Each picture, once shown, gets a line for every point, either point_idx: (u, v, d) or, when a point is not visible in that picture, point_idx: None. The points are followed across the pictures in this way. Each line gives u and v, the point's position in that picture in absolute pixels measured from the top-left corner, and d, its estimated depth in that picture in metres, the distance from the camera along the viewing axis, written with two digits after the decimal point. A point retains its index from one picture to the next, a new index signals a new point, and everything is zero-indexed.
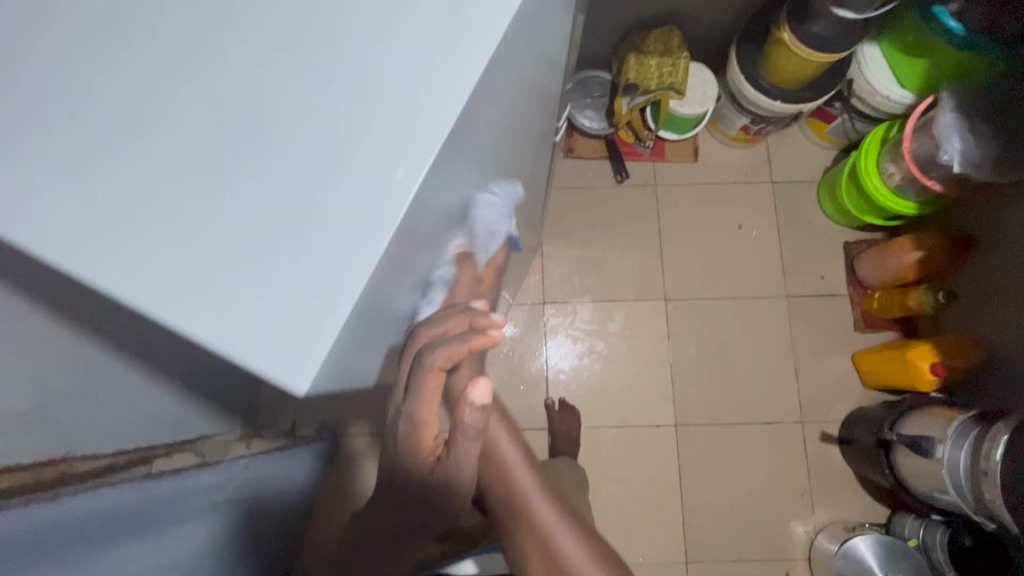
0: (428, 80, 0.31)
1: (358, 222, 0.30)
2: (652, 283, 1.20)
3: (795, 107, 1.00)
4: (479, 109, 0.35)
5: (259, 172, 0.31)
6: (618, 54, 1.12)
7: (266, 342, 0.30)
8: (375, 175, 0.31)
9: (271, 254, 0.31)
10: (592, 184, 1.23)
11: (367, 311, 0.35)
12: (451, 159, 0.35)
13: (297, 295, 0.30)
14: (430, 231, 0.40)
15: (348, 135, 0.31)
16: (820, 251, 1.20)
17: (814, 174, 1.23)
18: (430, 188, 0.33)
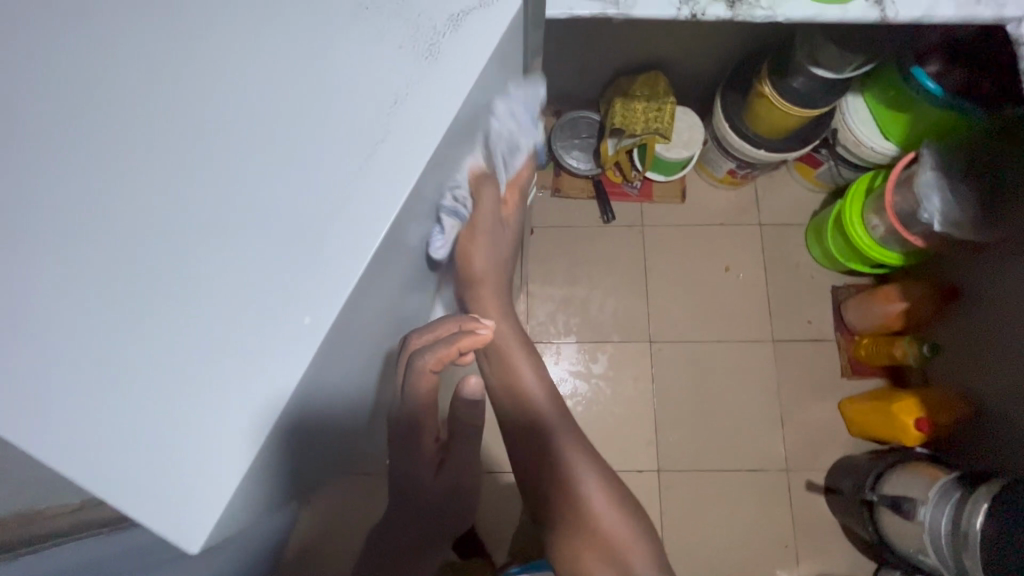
0: (338, 238, 0.37)
1: (321, 281, 0.37)
2: (637, 324, 1.19)
3: (780, 156, 1.00)
4: (387, 252, 0.41)
5: (184, 320, 0.36)
6: (605, 96, 1.12)
7: (182, 476, 0.34)
8: (287, 323, 0.36)
9: (188, 397, 0.35)
10: (578, 223, 1.23)
11: (281, 438, 0.39)
12: (361, 299, 0.41)
13: (265, 345, 0.36)
14: (346, 356, 0.45)
15: (263, 288, 0.36)
16: (807, 295, 1.19)
17: (801, 217, 1.22)
18: (339, 328, 0.39)
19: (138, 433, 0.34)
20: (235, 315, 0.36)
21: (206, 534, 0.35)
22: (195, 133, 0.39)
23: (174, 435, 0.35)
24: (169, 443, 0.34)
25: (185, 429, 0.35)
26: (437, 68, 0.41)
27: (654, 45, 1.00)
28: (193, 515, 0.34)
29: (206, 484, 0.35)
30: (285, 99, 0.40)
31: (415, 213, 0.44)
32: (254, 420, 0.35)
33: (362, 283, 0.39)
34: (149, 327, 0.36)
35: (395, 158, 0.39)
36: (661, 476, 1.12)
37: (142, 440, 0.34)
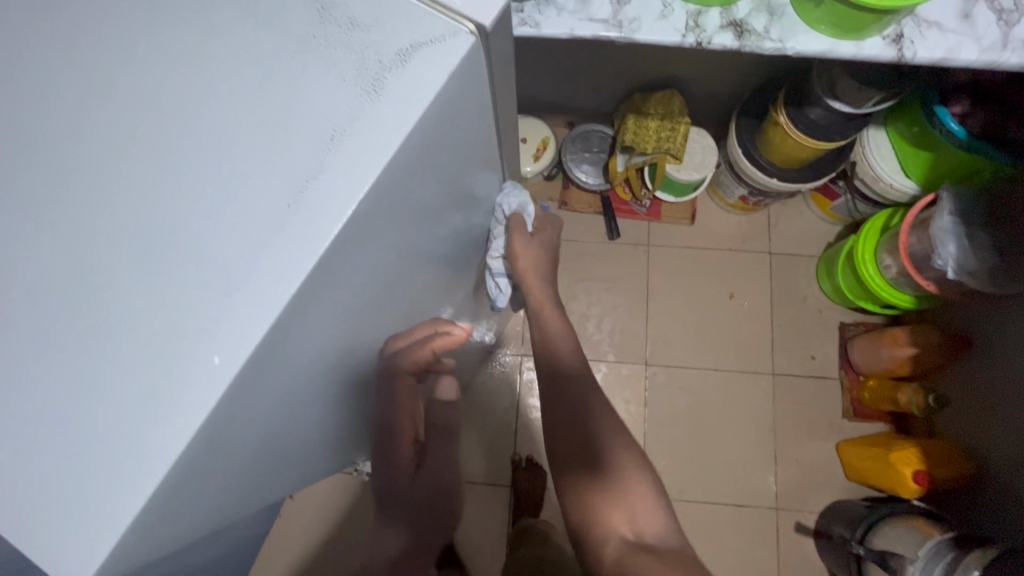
0: (266, 261, 0.30)
1: (230, 320, 0.29)
2: (634, 345, 1.17)
3: (792, 187, 0.97)
4: (332, 275, 0.33)
5: (80, 347, 0.30)
6: (618, 112, 1.10)
7: (55, 533, 0.29)
8: (191, 361, 0.29)
9: (74, 441, 0.29)
10: (583, 238, 1.21)
11: (189, 487, 0.32)
12: (297, 331, 0.33)
13: (155, 393, 0.29)
14: (287, 391, 0.37)
15: (170, 315, 0.30)
16: (813, 330, 1.16)
17: (814, 249, 1.19)
18: (261, 369, 0.32)
19: (18, 476, 0.29)
20: (135, 346, 0.30)
21: None
22: (113, 130, 0.33)
23: (54, 484, 0.29)
24: (48, 490, 0.29)
25: (66, 477, 0.29)
26: (380, 102, 0.32)
27: (671, 64, 0.98)
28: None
29: (81, 547, 0.28)
30: (229, 87, 0.33)
31: (378, 229, 0.36)
32: (133, 486, 0.28)
33: (292, 316, 0.31)
34: (42, 352, 0.30)
35: (346, 167, 0.31)
36: None
37: (22, 485, 0.29)
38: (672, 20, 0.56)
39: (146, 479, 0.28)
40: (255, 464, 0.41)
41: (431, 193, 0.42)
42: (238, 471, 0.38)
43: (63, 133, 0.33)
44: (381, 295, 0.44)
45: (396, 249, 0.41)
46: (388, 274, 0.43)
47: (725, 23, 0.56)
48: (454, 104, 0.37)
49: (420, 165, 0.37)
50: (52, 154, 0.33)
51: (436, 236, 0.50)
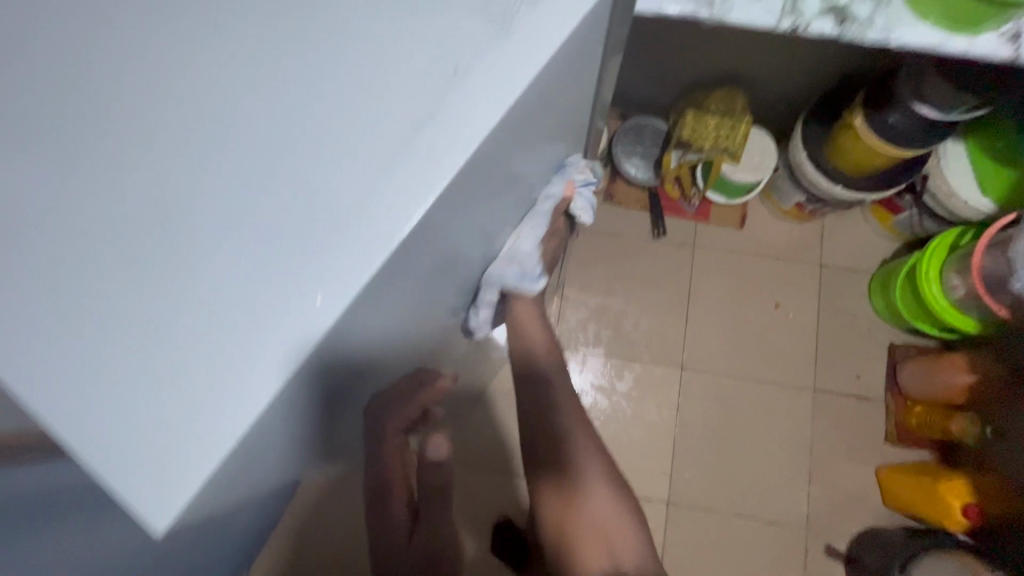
0: (369, 207, 0.31)
1: (342, 253, 0.31)
2: (671, 348, 1.14)
3: (856, 196, 0.93)
4: (423, 232, 0.35)
5: (179, 270, 0.30)
6: (676, 106, 1.06)
7: (138, 470, 0.28)
8: (294, 300, 0.30)
9: (161, 373, 0.29)
10: (626, 234, 1.18)
11: (262, 432, 0.33)
12: (385, 282, 0.35)
13: (263, 315, 0.30)
14: (354, 343, 0.38)
15: (274, 254, 0.31)
16: (860, 348, 1.11)
17: (869, 264, 1.14)
18: (360, 305, 0.33)
19: (105, 398, 0.29)
20: (241, 272, 0.30)
21: (171, 514, 0.29)
22: (217, 61, 0.32)
23: (139, 418, 0.29)
24: (134, 409, 0.29)
25: (152, 409, 0.29)
26: (497, 50, 0.33)
27: (739, 57, 0.94)
28: (146, 516, 0.29)
29: (169, 479, 0.29)
30: (343, 16, 0.33)
31: (465, 191, 0.37)
32: (233, 405, 0.29)
33: (390, 264, 0.33)
34: (134, 285, 0.30)
35: (455, 122, 0.32)
36: (669, 508, 1.07)
37: (103, 418, 0.29)
38: (767, 2, 0.53)
39: (245, 405, 0.29)
40: (302, 420, 0.40)
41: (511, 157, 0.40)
42: (291, 423, 0.38)
43: (161, 63, 0.32)
44: (442, 263, 0.43)
45: (469, 219, 0.42)
46: (455, 244, 0.43)
47: (826, 8, 0.53)
48: (562, 67, 0.38)
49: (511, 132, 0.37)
50: (151, 82, 0.32)
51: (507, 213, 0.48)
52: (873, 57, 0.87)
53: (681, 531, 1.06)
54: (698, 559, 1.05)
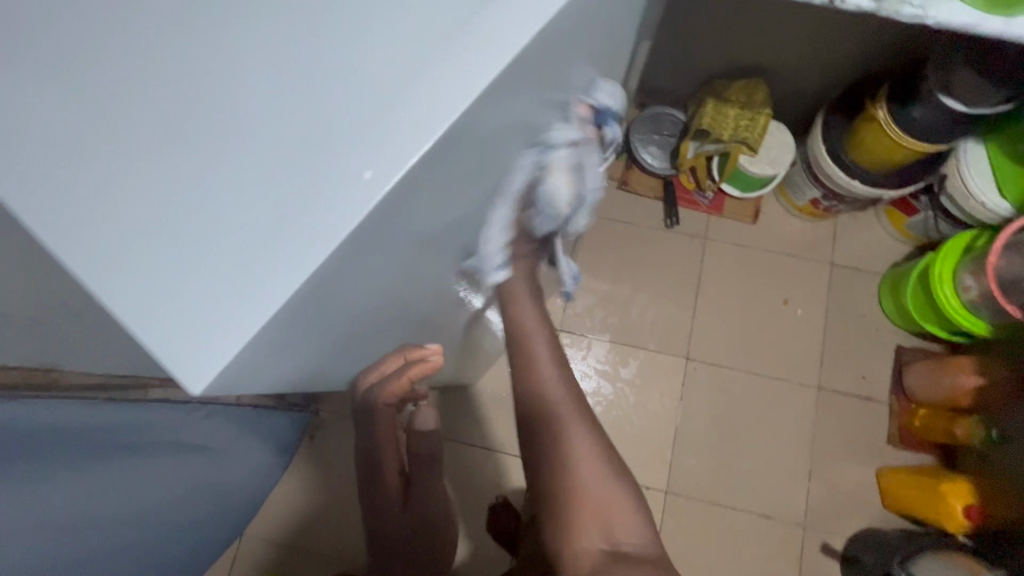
0: (422, 89, 0.31)
1: (393, 130, 0.30)
2: (676, 337, 1.13)
3: (875, 192, 0.92)
4: (473, 130, 0.33)
5: (228, 147, 0.30)
6: (696, 96, 1.06)
7: (174, 334, 0.28)
8: (343, 175, 0.30)
9: (206, 239, 0.29)
10: (638, 222, 1.18)
11: (294, 327, 0.31)
12: (433, 180, 0.33)
13: (312, 187, 0.29)
14: (391, 258, 0.36)
15: (326, 134, 0.31)
16: (867, 349, 1.11)
17: (880, 266, 1.13)
18: (408, 194, 0.32)
19: (145, 265, 0.29)
20: (289, 151, 0.30)
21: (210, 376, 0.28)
22: None
23: (183, 282, 0.28)
24: (176, 277, 0.28)
25: (195, 275, 0.29)
26: None
27: (765, 48, 0.94)
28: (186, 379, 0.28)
29: (202, 347, 0.28)
30: None
31: (514, 98, 0.36)
32: (278, 273, 0.28)
33: (439, 153, 0.31)
34: (187, 154, 0.30)
35: (507, 13, 0.32)
36: (667, 497, 1.06)
37: (144, 278, 0.28)
38: None
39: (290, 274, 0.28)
40: (317, 350, 0.39)
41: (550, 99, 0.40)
42: (308, 349, 0.37)
43: None
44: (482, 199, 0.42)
45: (516, 143, 0.41)
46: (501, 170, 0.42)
47: None
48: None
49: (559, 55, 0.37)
50: None
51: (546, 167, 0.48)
52: (903, 49, 0.87)
53: (682, 521, 1.05)
54: (695, 549, 1.04)
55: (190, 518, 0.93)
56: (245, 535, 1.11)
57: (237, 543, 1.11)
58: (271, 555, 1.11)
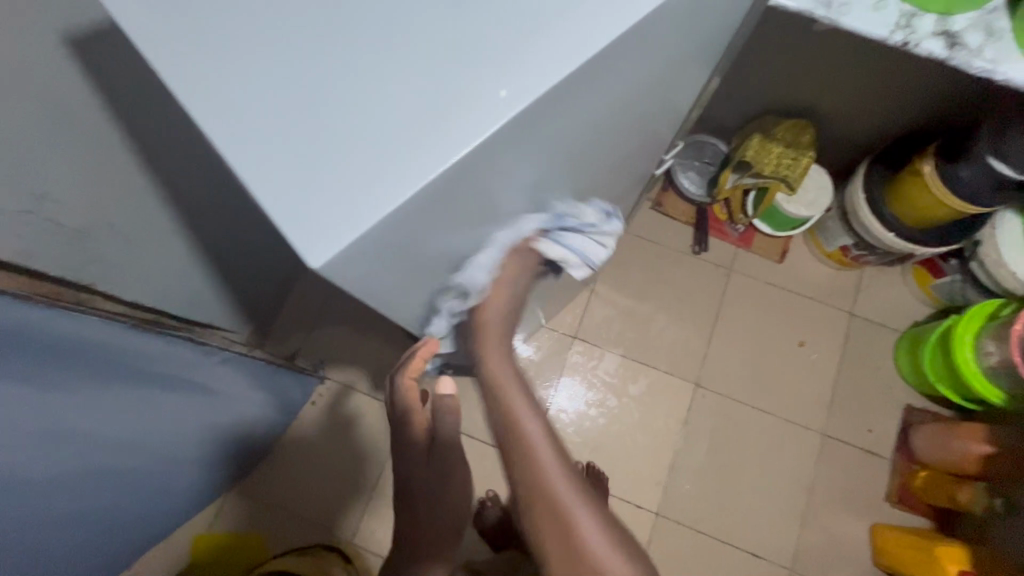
0: (570, 21, 0.30)
1: (534, 52, 0.30)
2: (688, 362, 1.14)
3: (907, 247, 0.94)
4: (597, 71, 0.32)
5: (355, 39, 0.29)
6: (742, 131, 1.08)
7: (302, 205, 0.29)
8: (478, 89, 0.29)
9: (335, 124, 0.29)
10: (667, 243, 1.19)
11: (392, 235, 0.31)
12: (550, 116, 0.32)
13: (442, 95, 0.29)
14: (487, 187, 0.35)
15: (467, 41, 0.30)
16: (876, 403, 1.10)
17: (900, 324, 1.14)
18: (529, 123, 0.32)
19: (267, 146, 0.29)
20: (420, 51, 0.29)
21: (328, 254, 0.29)
22: None
23: (306, 164, 0.29)
24: (302, 158, 0.29)
25: (320, 160, 0.29)
26: None
27: (820, 91, 0.96)
28: (306, 250, 0.28)
29: (325, 224, 0.28)
30: None
31: (639, 44, 0.34)
32: (403, 172, 0.29)
33: (567, 91, 0.31)
34: (328, 36, 0.30)
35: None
36: (657, 520, 1.05)
37: (272, 157, 0.29)
38: (883, 14, 0.55)
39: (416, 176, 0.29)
40: (399, 285, 0.40)
41: (645, 74, 0.39)
42: (390, 271, 0.36)
43: None
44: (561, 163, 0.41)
45: (619, 101, 0.39)
46: (596, 125, 0.40)
47: (938, 31, 0.55)
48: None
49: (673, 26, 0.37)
50: None
51: (613, 155, 0.49)
52: (961, 109, 0.89)
53: (669, 546, 1.04)
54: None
55: (184, 459, 0.93)
56: (230, 492, 1.11)
57: (222, 497, 1.10)
58: (251, 515, 1.10)
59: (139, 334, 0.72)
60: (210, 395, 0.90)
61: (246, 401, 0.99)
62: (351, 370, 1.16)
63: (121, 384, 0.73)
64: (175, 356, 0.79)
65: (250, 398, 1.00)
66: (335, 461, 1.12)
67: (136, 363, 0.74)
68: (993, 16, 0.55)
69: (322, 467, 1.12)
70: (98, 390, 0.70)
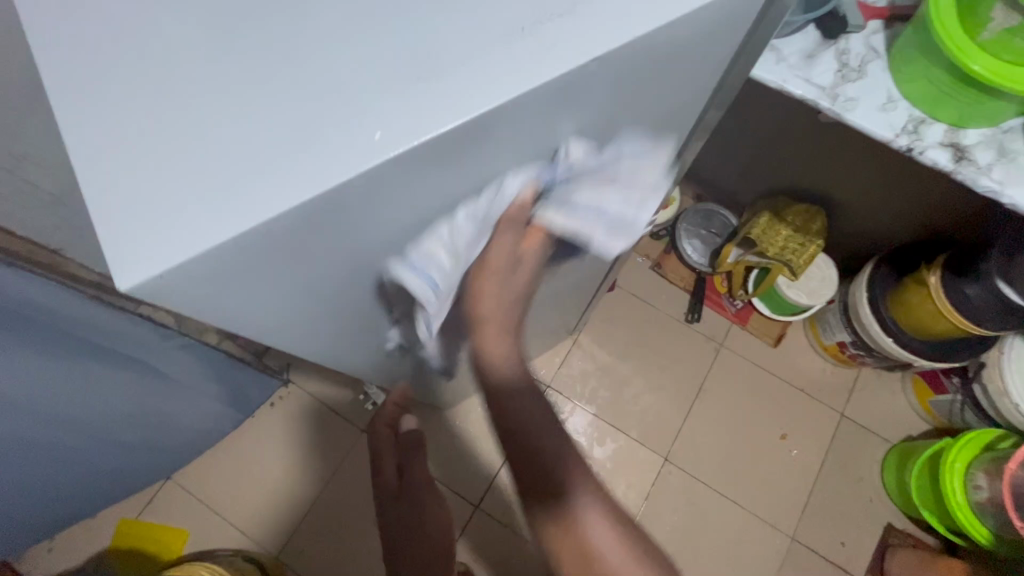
0: (481, 66, 0.27)
1: (430, 93, 0.26)
2: (661, 434, 1.08)
3: (904, 356, 0.89)
4: (523, 123, 0.29)
5: (230, 44, 0.26)
6: (754, 207, 1.05)
7: (124, 213, 0.24)
8: (358, 120, 0.26)
9: (180, 131, 0.25)
10: (659, 307, 1.15)
11: (250, 262, 0.27)
12: (442, 163, 0.29)
13: (315, 121, 0.25)
14: (367, 232, 0.31)
15: (365, 87, 0.26)
16: (854, 516, 1.03)
17: (892, 435, 1.07)
18: (424, 167, 0.28)
19: (98, 139, 0.25)
20: (300, 68, 0.26)
21: (150, 275, 0.24)
22: None
23: (138, 167, 0.24)
24: (136, 160, 0.24)
25: (151, 168, 0.24)
26: None
27: (834, 181, 0.93)
28: (122, 266, 0.23)
29: (150, 240, 0.24)
30: None
31: (582, 103, 0.31)
32: (253, 195, 0.24)
33: (471, 138, 0.28)
34: (188, 40, 0.26)
35: (591, 28, 0.28)
36: None
37: (103, 153, 0.24)
38: (890, 116, 0.53)
39: (269, 201, 0.25)
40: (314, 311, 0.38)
41: (611, 138, 0.37)
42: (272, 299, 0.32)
43: None
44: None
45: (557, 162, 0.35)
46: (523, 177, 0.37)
47: (946, 141, 0.53)
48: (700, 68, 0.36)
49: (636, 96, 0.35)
50: None
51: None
52: (983, 224, 0.84)
53: None
54: None
55: (124, 439, 0.90)
56: (169, 479, 1.08)
57: (160, 484, 1.07)
58: (185, 508, 1.07)
59: (107, 312, 0.70)
60: (163, 381, 0.87)
61: (201, 392, 0.96)
62: (317, 378, 1.13)
63: (68, 358, 0.70)
64: (138, 338, 0.77)
65: (207, 389, 0.97)
66: (284, 468, 1.09)
67: (93, 340, 0.71)
68: (1007, 135, 0.52)
69: (268, 474, 1.09)
70: (42, 361, 0.67)
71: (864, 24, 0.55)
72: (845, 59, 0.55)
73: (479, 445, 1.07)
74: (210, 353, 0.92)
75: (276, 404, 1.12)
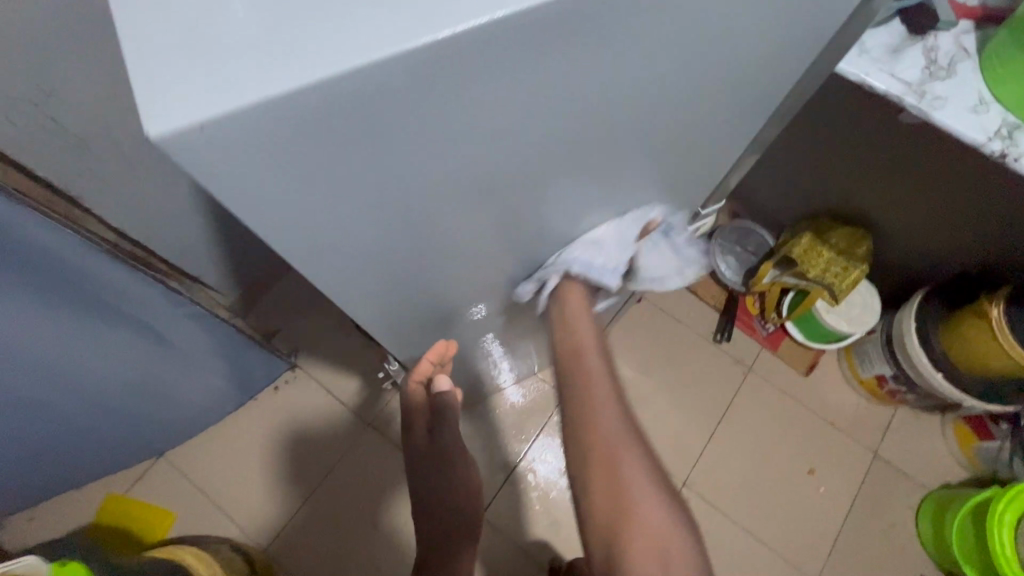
0: None
1: None
2: (681, 458, 1.02)
3: (954, 394, 0.83)
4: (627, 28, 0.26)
5: None
6: (794, 227, 1.01)
7: (167, 58, 0.20)
8: None
9: None
10: (686, 323, 1.10)
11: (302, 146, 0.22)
12: (515, 67, 0.25)
13: None
14: (436, 141, 0.26)
15: None
16: (883, 564, 0.96)
17: (929, 480, 1.00)
18: (515, 55, 0.24)
19: None
20: None
21: (187, 125, 0.19)
22: None
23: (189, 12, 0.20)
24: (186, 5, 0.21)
25: (204, 12, 0.21)
26: None
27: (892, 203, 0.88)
28: (154, 113, 0.19)
29: (190, 86, 0.19)
30: None
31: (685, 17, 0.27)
32: (317, 49, 0.20)
33: (572, 25, 0.24)
34: None
35: None
36: None
37: None
38: (983, 119, 0.49)
39: (336, 56, 0.20)
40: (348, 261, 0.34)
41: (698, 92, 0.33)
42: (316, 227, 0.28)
43: None
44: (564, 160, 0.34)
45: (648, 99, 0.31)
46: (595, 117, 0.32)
47: None
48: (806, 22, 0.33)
49: (726, 42, 0.31)
50: None
51: (629, 187, 0.43)
52: None
53: None
54: None
55: (121, 407, 0.86)
56: (162, 457, 1.03)
57: (152, 462, 1.03)
58: (174, 490, 1.02)
59: (122, 267, 0.66)
60: (169, 350, 0.83)
61: (207, 366, 0.92)
62: (325, 365, 1.09)
63: (76, 312, 0.67)
64: (150, 300, 0.73)
65: (213, 364, 0.93)
66: (282, 456, 1.04)
67: (105, 296, 0.67)
68: None
69: (264, 461, 1.04)
70: (48, 312, 0.63)
71: (954, 22, 0.52)
72: (934, 56, 0.51)
73: (487, 450, 1.02)
74: (222, 326, 0.88)
75: (280, 389, 1.08)
